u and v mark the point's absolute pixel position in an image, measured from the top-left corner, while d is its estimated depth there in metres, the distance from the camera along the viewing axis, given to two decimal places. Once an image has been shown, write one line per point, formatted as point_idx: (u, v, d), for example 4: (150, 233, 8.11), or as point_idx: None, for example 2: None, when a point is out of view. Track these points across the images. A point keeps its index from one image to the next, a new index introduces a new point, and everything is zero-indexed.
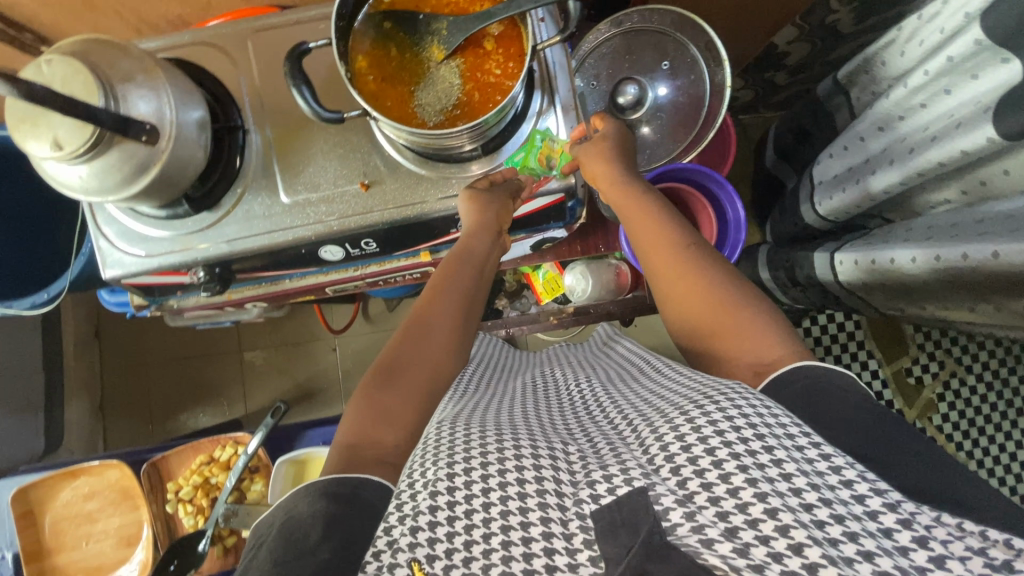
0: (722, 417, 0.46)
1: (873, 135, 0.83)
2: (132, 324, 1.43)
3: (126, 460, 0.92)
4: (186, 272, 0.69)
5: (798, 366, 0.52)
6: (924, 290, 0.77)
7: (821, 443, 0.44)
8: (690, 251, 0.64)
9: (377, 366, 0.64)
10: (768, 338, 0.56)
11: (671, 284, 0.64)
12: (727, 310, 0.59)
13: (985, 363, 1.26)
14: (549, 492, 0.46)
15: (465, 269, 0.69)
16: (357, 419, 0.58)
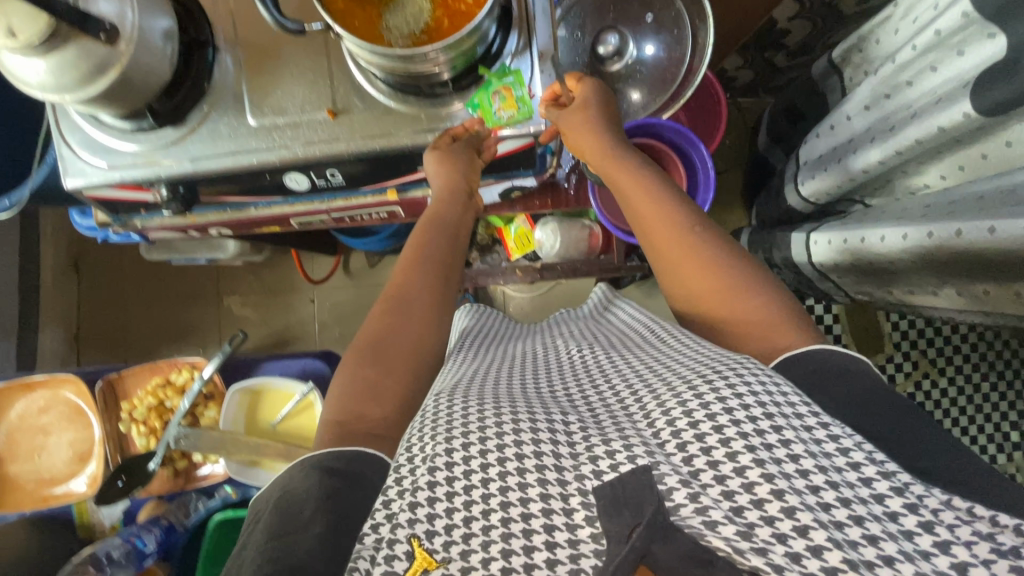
0: (731, 393, 0.45)
1: (859, 114, 0.82)
2: (112, 257, 1.42)
3: (85, 376, 0.86)
4: (148, 188, 0.68)
5: (814, 349, 0.53)
6: (893, 271, 0.76)
7: (830, 422, 0.44)
8: (693, 228, 0.62)
9: (359, 339, 0.62)
10: (775, 320, 0.57)
11: (674, 263, 0.62)
12: (731, 292, 0.59)
13: (960, 367, 1.25)
14: (548, 467, 0.45)
15: (438, 232, 0.69)
16: (344, 396, 0.57)
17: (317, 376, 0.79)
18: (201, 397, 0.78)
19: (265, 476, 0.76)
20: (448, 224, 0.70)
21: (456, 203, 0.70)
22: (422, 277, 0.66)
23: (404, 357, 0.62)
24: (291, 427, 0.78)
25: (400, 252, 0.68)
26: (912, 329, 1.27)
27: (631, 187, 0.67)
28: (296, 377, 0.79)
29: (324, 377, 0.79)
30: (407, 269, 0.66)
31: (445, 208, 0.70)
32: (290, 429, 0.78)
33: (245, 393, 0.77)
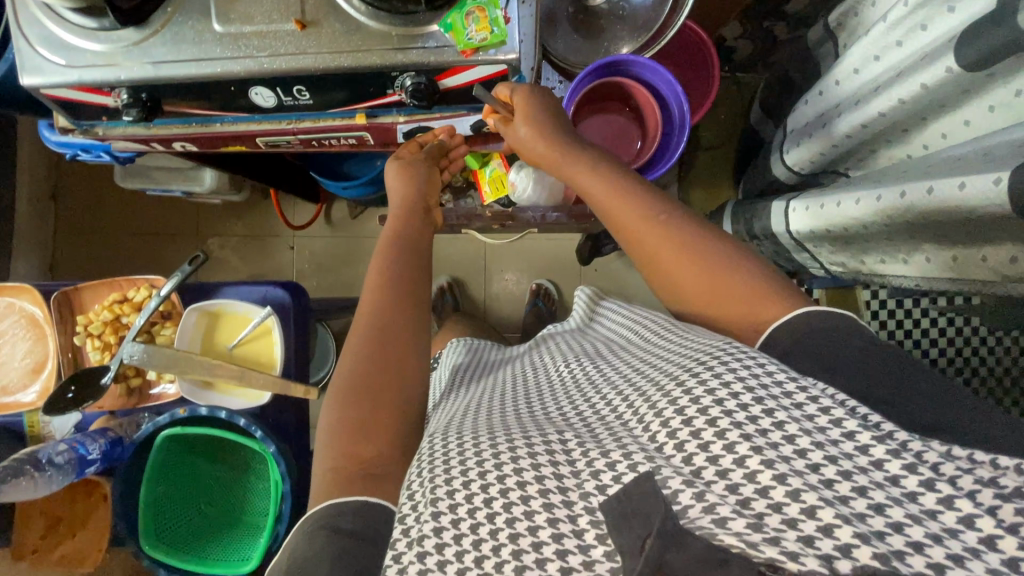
0: (718, 384, 0.45)
1: (848, 78, 0.80)
2: (89, 190, 1.40)
3: (42, 288, 0.79)
4: (108, 93, 0.66)
5: (797, 316, 0.53)
6: (865, 237, 0.75)
7: (809, 385, 0.45)
8: (665, 219, 0.60)
9: (335, 379, 0.62)
10: (760, 291, 0.56)
11: (665, 267, 0.60)
12: (718, 273, 0.57)
13: None
14: (551, 490, 0.45)
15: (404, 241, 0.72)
16: (332, 440, 0.58)
17: (277, 305, 0.77)
18: (157, 315, 0.76)
19: (218, 399, 0.75)
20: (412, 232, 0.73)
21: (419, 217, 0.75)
22: (380, 294, 0.67)
23: (386, 378, 0.61)
24: (247, 353, 0.77)
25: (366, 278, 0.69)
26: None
27: (595, 187, 0.64)
28: (255, 303, 0.77)
29: (284, 306, 0.77)
30: (373, 286, 0.68)
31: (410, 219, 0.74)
32: (245, 355, 0.77)
33: (203, 314, 0.76)
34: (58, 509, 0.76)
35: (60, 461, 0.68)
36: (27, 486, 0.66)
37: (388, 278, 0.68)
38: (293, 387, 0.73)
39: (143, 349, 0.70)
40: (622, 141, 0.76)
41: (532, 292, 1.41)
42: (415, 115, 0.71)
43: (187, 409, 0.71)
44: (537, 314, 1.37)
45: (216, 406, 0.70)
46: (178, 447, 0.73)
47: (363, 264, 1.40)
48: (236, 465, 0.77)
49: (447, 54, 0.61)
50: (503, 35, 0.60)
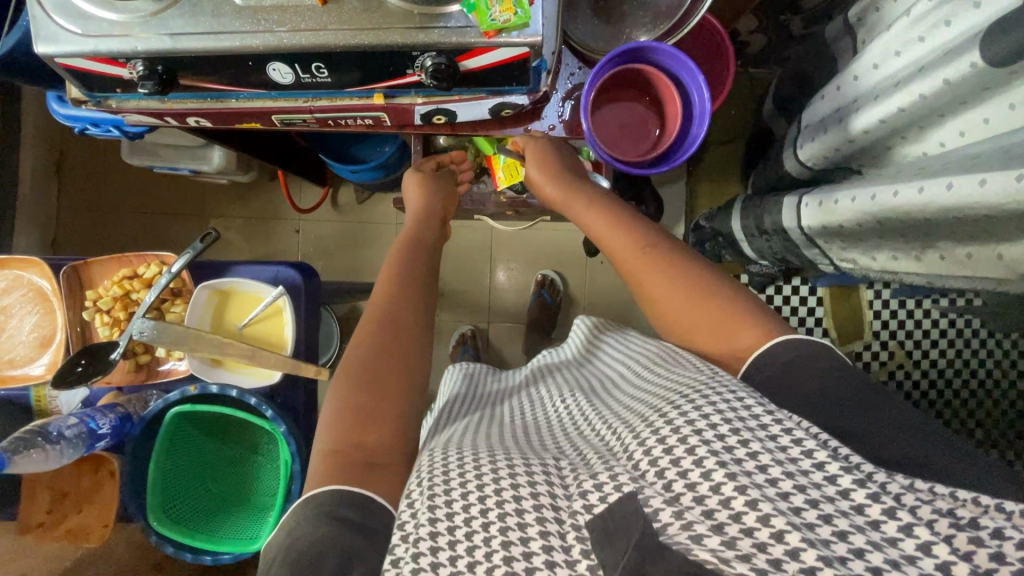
0: (700, 415, 0.49)
1: (866, 74, 0.79)
2: (93, 166, 1.38)
3: (51, 262, 0.78)
4: (124, 65, 0.64)
5: (775, 347, 0.57)
6: (876, 233, 0.76)
7: (786, 420, 0.49)
8: (646, 251, 0.67)
9: (340, 374, 0.64)
10: (740, 318, 0.61)
11: (653, 291, 0.66)
12: (700, 297, 0.63)
13: (926, 351, 1.45)
14: (545, 507, 0.48)
15: (415, 251, 0.78)
16: (337, 427, 0.60)
17: (289, 285, 0.77)
18: (167, 292, 0.75)
19: (227, 377, 0.75)
20: (426, 247, 0.80)
21: (434, 228, 0.83)
22: (396, 297, 0.71)
23: (392, 370, 0.65)
24: (257, 332, 0.77)
25: (380, 273, 0.74)
26: (883, 311, 1.46)
27: (594, 221, 0.73)
28: (266, 283, 0.76)
29: (295, 287, 0.77)
30: (383, 289, 0.72)
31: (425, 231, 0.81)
32: (255, 335, 0.77)
33: (215, 293, 0.76)
34: (64, 484, 0.75)
35: (70, 434, 0.68)
36: (39, 458, 0.65)
37: (397, 282, 0.73)
38: (304, 367, 0.73)
39: (154, 325, 0.69)
40: (641, 129, 0.76)
41: (538, 282, 1.42)
42: (433, 97, 0.70)
43: (198, 387, 0.70)
44: (542, 305, 1.38)
45: (227, 385, 0.70)
46: (187, 426, 0.73)
47: (368, 249, 1.39)
48: (244, 446, 0.77)
49: (469, 35, 0.60)
50: (526, 18, 0.59)
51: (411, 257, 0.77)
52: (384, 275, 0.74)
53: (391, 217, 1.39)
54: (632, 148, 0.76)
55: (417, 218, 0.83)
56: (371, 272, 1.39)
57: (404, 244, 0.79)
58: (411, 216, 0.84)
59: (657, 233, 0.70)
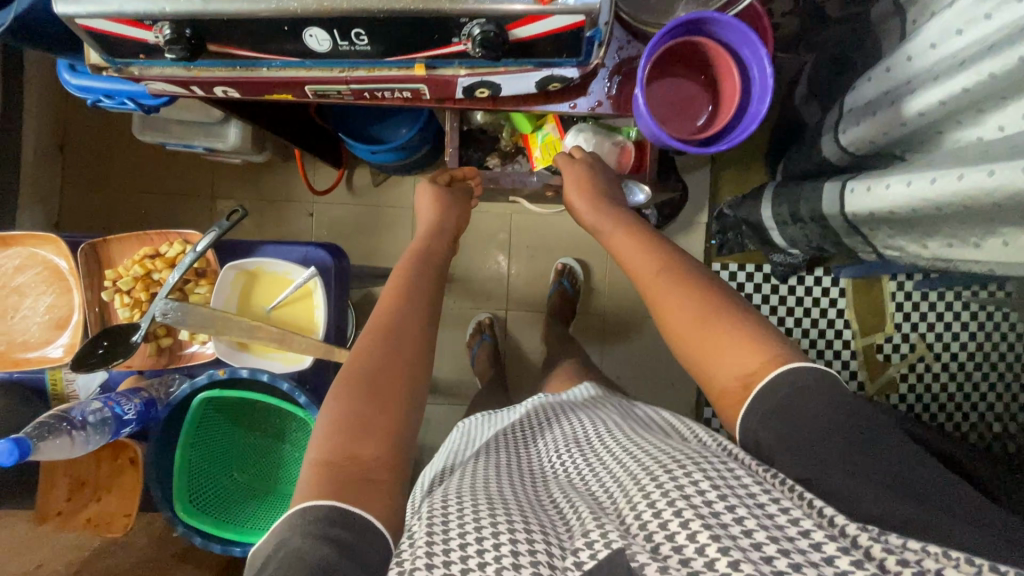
0: (689, 482, 0.49)
1: (923, 53, 0.76)
2: (99, 143, 1.34)
3: (66, 239, 0.74)
4: (149, 28, 0.60)
5: (787, 369, 0.55)
6: (932, 220, 0.73)
7: (779, 498, 0.48)
8: (661, 276, 0.67)
9: (347, 374, 0.62)
10: (748, 337, 0.59)
11: (667, 316, 0.65)
12: (708, 324, 0.62)
13: (947, 343, 1.45)
14: (541, 563, 0.46)
15: (421, 264, 0.76)
16: (335, 431, 0.57)
17: (319, 266, 0.74)
18: (191, 272, 0.72)
19: (255, 361, 0.71)
20: (433, 260, 0.77)
21: (445, 243, 0.81)
22: (409, 304, 0.69)
23: (397, 375, 0.62)
24: (285, 316, 0.74)
25: (387, 280, 0.72)
26: (905, 303, 1.45)
27: (620, 241, 0.74)
28: (296, 264, 0.73)
29: (325, 268, 0.74)
30: (395, 291, 0.70)
31: (434, 243, 0.80)
32: (283, 319, 0.74)
33: (242, 274, 0.72)
34: (83, 471, 0.72)
35: (94, 420, 0.65)
36: (62, 444, 0.62)
37: (404, 288, 0.71)
38: (338, 353, 0.70)
39: (178, 307, 0.66)
40: (686, 110, 0.72)
41: (558, 271, 1.39)
42: (476, 69, 0.66)
43: (227, 371, 0.67)
44: (564, 295, 1.35)
45: (257, 369, 0.66)
46: (212, 414, 0.70)
47: (384, 233, 1.36)
48: (268, 433, 0.74)
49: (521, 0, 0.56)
50: None
51: (415, 270, 0.74)
52: (392, 283, 0.72)
53: (407, 201, 1.35)
54: (682, 125, 0.72)
55: (427, 233, 0.81)
56: (387, 257, 1.36)
57: (412, 256, 0.76)
58: (422, 230, 0.81)
59: (678, 257, 0.69)
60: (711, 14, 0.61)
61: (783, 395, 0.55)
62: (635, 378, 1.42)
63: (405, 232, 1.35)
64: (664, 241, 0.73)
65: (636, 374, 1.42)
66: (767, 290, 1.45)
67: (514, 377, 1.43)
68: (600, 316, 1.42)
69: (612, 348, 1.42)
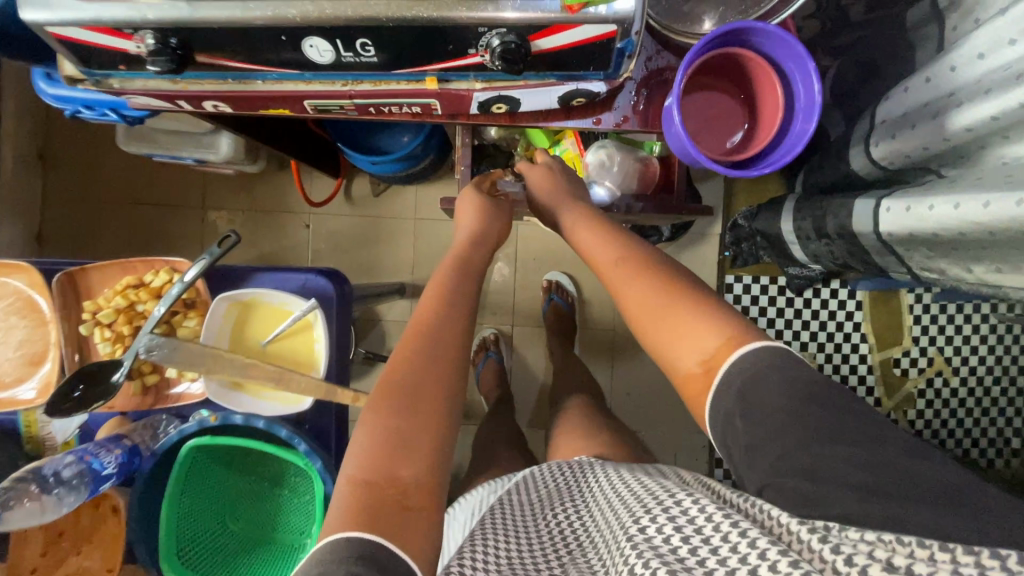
0: (655, 530, 0.49)
1: (969, 63, 0.70)
2: (84, 151, 1.26)
3: (41, 267, 0.67)
4: (130, 37, 0.53)
5: (746, 350, 0.53)
6: (980, 243, 0.68)
7: (742, 520, 0.47)
8: (617, 263, 0.66)
9: (381, 399, 0.59)
10: (707, 322, 0.57)
11: (628, 298, 0.63)
12: (667, 306, 0.59)
13: (966, 358, 1.40)
14: None
15: (462, 275, 0.72)
16: (367, 452, 0.56)
17: (320, 295, 0.68)
18: (179, 303, 0.66)
19: (248, 403, 0.66)
20: (473, 270, 0.74)
21: (485, 252, 0.76)
22: (444, 320, 0.66)
23: (431, 400, 0.60)
24: (283, 349, 0.68)
25: (425, 292, 0.69)
26: (923, 316, 1.40)
27: (586, 234, 0.71)
28: (294, 293, 0.67)
29: (326, 297, 0.68)
30: (434, 304, 0.67)
31: (475, 253, 0.76)
32: (281, 353, 0.68)
33: (234, 305, 0.66)
34: (61, 521, 0.66)
35: (69, 475, 0.60)
36: (33, 507, 0.59)
37: (443, 300, 0.68)
38: (340, 392, 0.64)
39: (166, 342, 0.60)
40: (723, 127, 0.69)
41: (545, 288, 1.33)
42: (493, 83, 0.61)
43: (219, 418, 0.63)
44: (558, 311, 1.28)
45: (253, 415, 0.63)
46: (205, 460, 0.65)
47: (385, 246, 1.29)
48: (266, 478, 0.69)
49: (548, 9, 0.50)
50: None
51: (455, 279, 0.71)
52: (429, 293, 0.69)
53: (409, 212, 1.29)
54: (713, 142, 0.69)
55: (463, 244, 0.76)
56: (388, 270, 1.29)
57: (450, 265, 0.73)
58: (465, 236, 0.77)
59: (643, 249, 0.67)
60: (761, 26, 0.57)
61: (833, 438, 0.47)
62: (646, 394, 1.37)
63: (407, 245, 1.29)
64: (638, 239, 0.70)
65: (647, 390, 1.36)
66: (782, 302, 1.40)
67: (521, 394, 1.37)
68: (610, 331, 1.37)
69: (622, 364, 1.37)
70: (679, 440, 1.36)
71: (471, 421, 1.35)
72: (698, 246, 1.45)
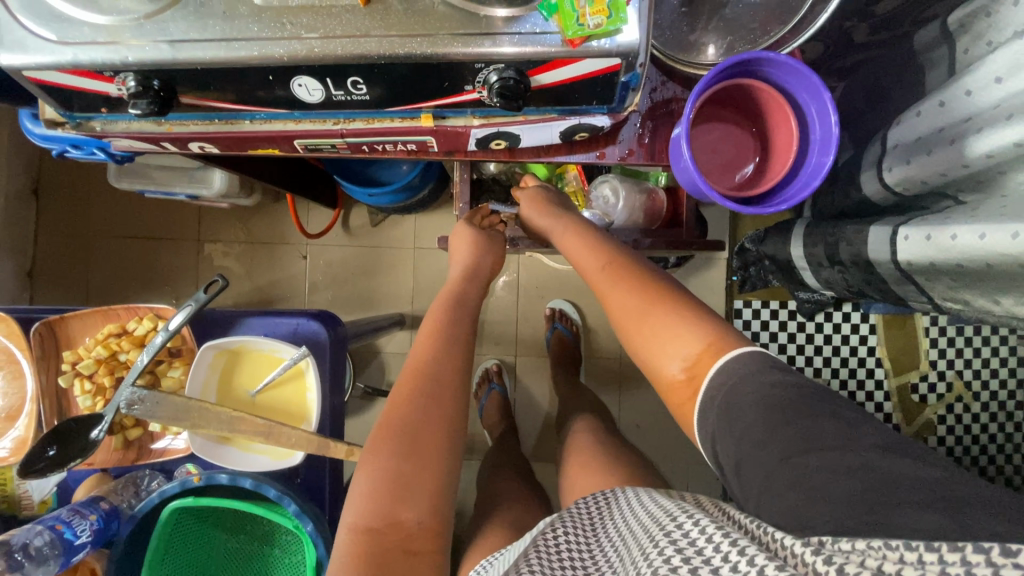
0: (661, 560, 0.42)
1: (985, 87, 0.67)
2: (78, 187, 1.25)
3: (20, 315, 0.65)
4: (112, 79, 0.51)
5: (744, 351, 0.52)
6: (1009, 275, 0.64)
7: (743, 539, 0.41)
8: (602, 272, 0.65)
9: (381, 445, 0.56)
10: (699, 328, 0.56)
11: (615, 307, 0.63)
12: (649, 312, 0.59)
13: (987, 382, 1.35)
14: None
15: (459, 303, 0.69)
16: (369, 498, 0.53)
17: (312, 341, 0.65)
18: (163, 352, 0.63)
19: (236, 458, 0.63)
20: (469, 304, 0.70)
21: (480, 285, 0.74)
22: (444, 354, 0.62)
23: (433, 445, 0.57)
24: (273, 399, 0.65)
25: (423, 323, 0.66)
26: (939, 339, 1.36)
27: (583, 255, 0.69)
28: (285, 340, 0.64)
29: (319, 343, 0.65)
30: (434, 335, 0.64)
31: (472, 285, 0.72)
32: (270, 403, 0.65)
33: (222, 353, 0.64)
34: None
35: (40, 544, 0.59)
36: None
37: (442, 330, 0.65)
38: (333, 446, 0.61)
39: (149, 395, 0.56)
40: (733, 159, 0.67)
41: (549, 316, 1.30)
42: (492, 118, 0.59)
43: (202, 477, 0.59)
44: (561, 340, 1.24)
45: (239, 474, 0.59)
46: (190, 521, 0.61)
47: (385, 276, 1.26)
48: (256, 537, 0.64)
49: (550, 43, 0.47)
50: (617, 24, 0.46)
51: (456, 309, 0.69)
52: (429, 323, 0.66)
53: (408, 242, 1.26)
54: (721, 171, 0.67)
55: (458, 277, 0.73)
56: (387, 302, 1.26)
57: (449, 297, 0.70)
58: (456, 272, 0.73)
59: (632, 259, 0.66)
60: (779, 57, 0.55)
61: None
62: (656, 425, 1.32)
63: (407, 275, 1.26)
64: (628, 250, 0.68)
65: (657, 421, 1.32)
66: (793, 327, 1.36)
67: (527, 426, 1.32)
68: (617, 360, 1.33)
69: (630, 394, 1.32)
70: (692, 472, 1.30)
71: (475, 456, 1.30)
72: (705, 270, 1.42)
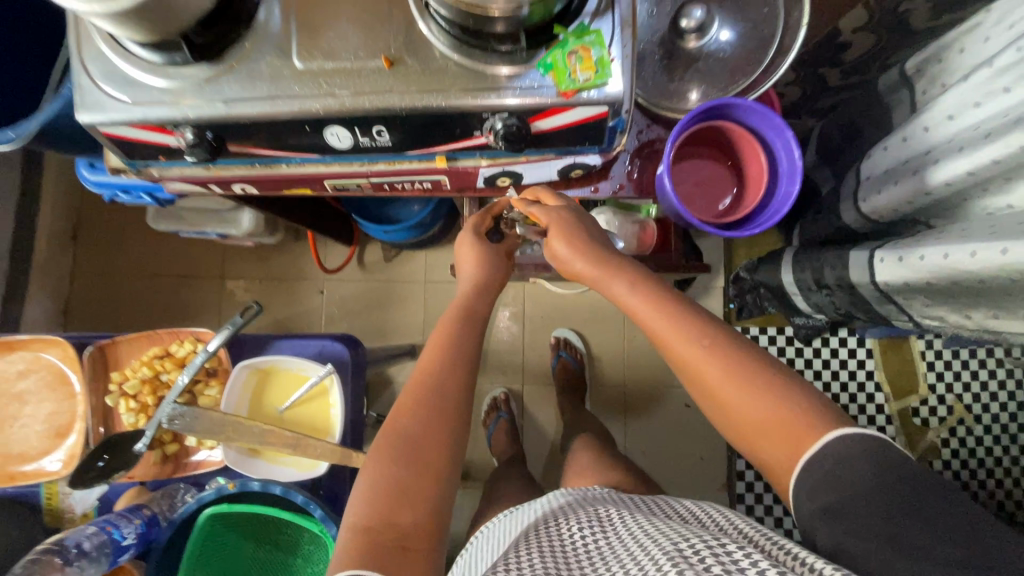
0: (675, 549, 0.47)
1: (940, 123, 0.74)
2: (113, 230, 1.34)
3: (74, 340, 0.72)
4: (173, 132, 0.60)
5: (845, 433, 0.48)
6: (975, 290, 0.69)
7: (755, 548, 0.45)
8: (704, 349, 0.55)
9: (387, 452, 0.61)
10: (796, 405, 0.51)
11: (718, 388, 0.55)
12: (752, 390, 0.53)
13: (987, 405, 1.38)
14: None
15: (469, 321, 0.74)
16: (372, 500, 0.57)
17: (336, 361, 0.71)
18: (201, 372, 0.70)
19: (264, 468, 0.69)
20: (477, 318, 0.75)
21: (490, 298, 0.79)
22: (450, 366, 0.68)
23: (438, 452, 0.62)
24: (300, 416, 0.71)
25: (432, 331, 0.72)
26: (936, 363, 1.40)
27: (670, 330, 0.58)
28: (311, 360, 0.71)
29: (342, 363, 0.71)
30: (441, 346, 0.69)
31: (479, 300, 0.78)
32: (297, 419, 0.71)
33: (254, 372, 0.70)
34: None
35: (91, 546, 0.64)
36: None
37: (451, 343, 0.70)
38: (354, 457, 0.65)
39: (188, 411, 0.62)
40: (713, 190, 0.75)
41: (554, 345, 1.35)
42: (498, 159, 0.67)
43: (236, 485, 0.65)
44: (566, 367, 1.29)
45: (269, 482, 0.65)
46: (223, 528, 0.66)
47: (397, 309, 1.33)
48: (281, 547, 0.69)
49: (545, 95, 0.55)
50: (603, 76, 0.55)
51: (467, 328, 0.73)
52: (438, 334, 0.71)
53: (419, 276, 1.33)
54: (703, 200, 0.75)
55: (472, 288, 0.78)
56: (399, 333, 1.32)
57: (455, 313, 0.74)
58: (467, 284, 0.78)
59: (711, 322, 0.58)
60: (744, 101, 0.63)
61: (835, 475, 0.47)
62: (660, 452, 1.34)
63: (418, 307, 1.33)
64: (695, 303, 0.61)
65: (662, 447, 1.34)
66: (791, 353, 1.40)
67: (534, 454, 1.35)
68: (621, 387, 1.37)
69: (635, 420, 1.36)
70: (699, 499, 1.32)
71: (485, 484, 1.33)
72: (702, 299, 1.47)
